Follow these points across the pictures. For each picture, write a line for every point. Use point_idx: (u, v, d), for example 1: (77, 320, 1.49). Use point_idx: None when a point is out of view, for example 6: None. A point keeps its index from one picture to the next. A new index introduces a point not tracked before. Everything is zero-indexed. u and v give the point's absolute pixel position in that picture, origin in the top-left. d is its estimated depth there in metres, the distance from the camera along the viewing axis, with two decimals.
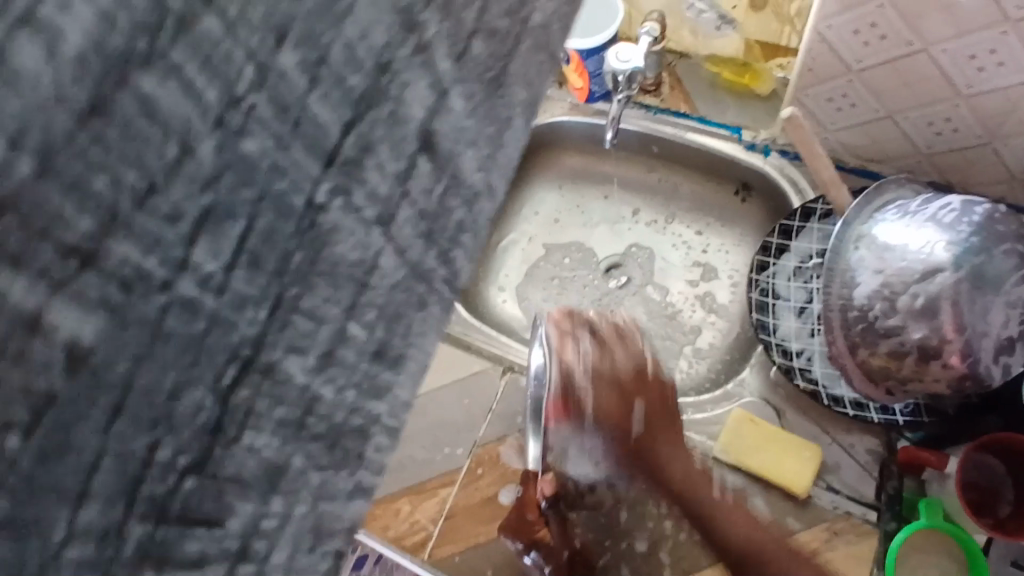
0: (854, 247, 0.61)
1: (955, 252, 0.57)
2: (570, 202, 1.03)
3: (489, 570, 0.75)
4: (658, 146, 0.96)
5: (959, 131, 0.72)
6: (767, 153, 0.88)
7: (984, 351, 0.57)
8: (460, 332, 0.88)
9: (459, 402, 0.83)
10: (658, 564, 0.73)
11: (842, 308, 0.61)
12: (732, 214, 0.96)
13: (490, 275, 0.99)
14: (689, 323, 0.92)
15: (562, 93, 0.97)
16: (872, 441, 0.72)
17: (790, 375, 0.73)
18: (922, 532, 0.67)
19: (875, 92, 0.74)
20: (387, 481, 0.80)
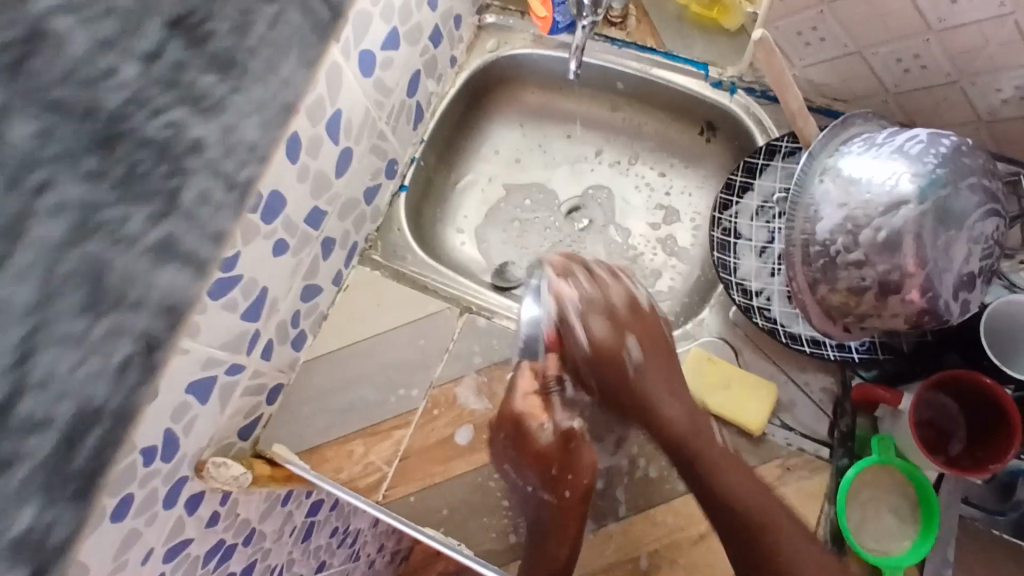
0: (819, 180, 0.61)
1: (920, 184, 0.55)
2: (531, 141, 1.00)
3: (444, 509, 0.74)
4: (623, 83, 0.92)
5: (927, 68, 0.71)
6: (732, 91, 0.85)
7: (944, 286, 0.56)
8: (416, 273, 0.85)
9: (413, 343, 0.80)
10: (613, 500, 0.72)
11: (804, 243, 0.61)
12: (697, 156, 0.94)
13: (448, 216, 0.96)
14: (650, 266, 0.92)
15: (524, 24, 0.93)
16: (826, 379, 0.72)
17: (749, 314, 0.72)
18: (875, 469, 0.68)
19: (845, 24, 0.72)
20: (340, 424, 0.78)
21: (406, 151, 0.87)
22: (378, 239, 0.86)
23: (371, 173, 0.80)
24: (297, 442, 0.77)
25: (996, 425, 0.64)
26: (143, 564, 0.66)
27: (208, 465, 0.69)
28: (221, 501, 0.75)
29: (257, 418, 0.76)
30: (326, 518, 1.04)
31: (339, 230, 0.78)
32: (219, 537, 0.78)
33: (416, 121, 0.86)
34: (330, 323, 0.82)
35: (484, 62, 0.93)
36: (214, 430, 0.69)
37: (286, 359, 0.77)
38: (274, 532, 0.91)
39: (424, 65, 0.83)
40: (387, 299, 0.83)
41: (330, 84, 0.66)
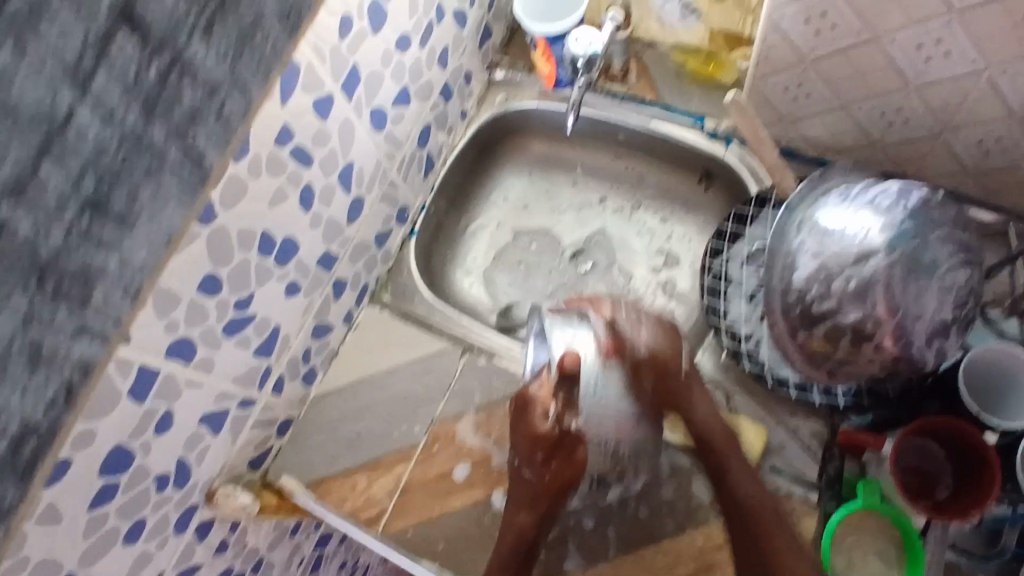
0: (797, 232, 0.64)
1: (889, 236, 0.59)
2: (538, 188, 1.04)
3: (440, 542, 0.77)
4: (624, 134, 0.97)
5: (910, 121, 0.74)
6: (728, 142, 0.89)
7: (915, 334, 0.59)
8: (423, 313, 0.89)
9: (418, 379, 0.84)
10: (604, 539, 0.73)
11: (783, 291, 0.63)
12: (697, 204, 0.97)
13: (458, 258, 1.01)
14: (650, 309, 0.95)
15: (531, 80, 0.98)
16: (816, 424, 0.74)
17: (737, 358, 0.75)
18: (859, 513, 0.69)
19: (829, 82, 0.75)
20: (344, 457, 0.82)
21: (417, 198, 0.92)
22: (389, 280, 0.91)
23: (383, 220, 0.86)
24: (304, 473, 0.81)
25: (982, 478, 0.65)
26: None
27: (218, 493, 0.74)
28: (230, 529, 0.79)
29: (267, 449, 0.80)
30: (335, 552, 1.07)
31: (351, 272, 0.83)
32: (227, 565, 0.82)
33: (426, 169, 0.92)
34: (341, 359, 0.86)
35: (492, 115, 0.98)
36: (225, 460, 0.74)
37: (296, 392, 0.81)
38: (282, 563, 0.94)
39: (434, 119, 0.89)
40: (394, 337, 0.87)
41: (342, 139, 0.72)
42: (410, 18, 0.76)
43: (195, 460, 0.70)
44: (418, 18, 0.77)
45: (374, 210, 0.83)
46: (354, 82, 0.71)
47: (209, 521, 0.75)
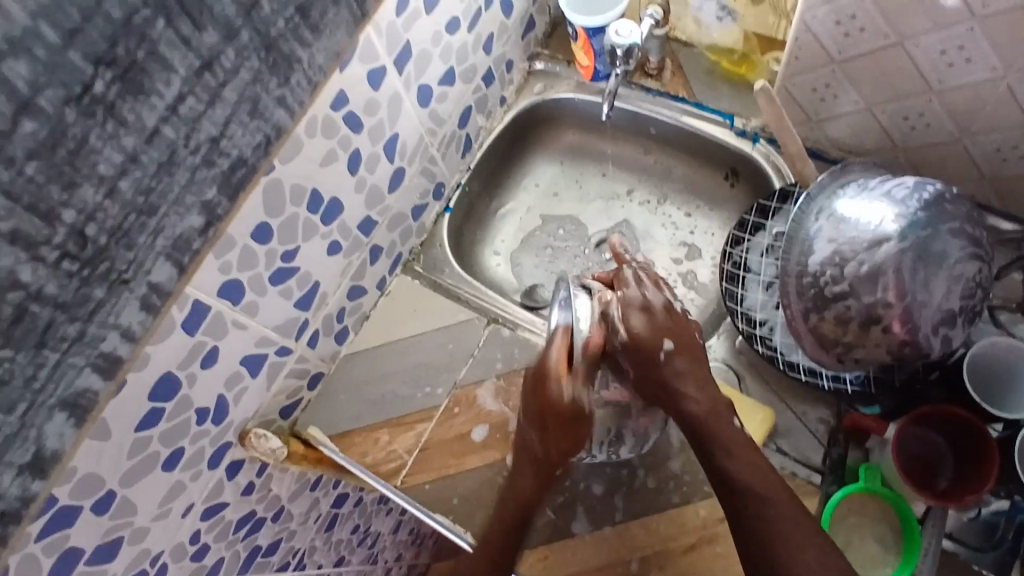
0: (815, 219, 0.67)
1: (902, 224, 0.61)
2: (569, 177, 1.08)
3: (453, 499, 0.81)
4: (655, 128, 1.00)
5: (932, 126, 0.77)
6: (755, 140, 0.92)
7: (923, 319, 0.61)
8: (451, 284, 0.93)
9: (443, 346, 0.88)
10: (612, 505, 0.77)
11: (799, 274, 0.67)
12: (721, 200, 1.00)
13: (488, 238, 1.05)
14: (669, 298, 0.98)
15: (570, 72, 1.03)
16: (824, 411, 0.77)
17: (751, 342, 0.78)
18: (863, 497, 0.71)
19: (856, 84, 0.78)
20: (368, 413, 0.86)
21: (453, 176, 0.97)
22: (421, 252, 0.96)
23: (420, 193, 0.90)
24: (329, 426, 0.86)
25: (981, 464, 0.67)
26: (183, 517, 0.75)
27: (250, 435, 0.78)
28: (257, 472, 0.83)
29: (297, 400, 0.85)
30: (350, 514, 1.11)
31: (387, 240, 0.88)
32: (251, 507, 0.86)
33: (464, 149, 0.97)
34: (371, 322, 0.91)
35: (530, 103, 1.02)
36: (258, 404, 0.79)
37: (328, 349, 0.86)
38: (301, 516, 0.98)
39: (475, 102, 0.94)
40: (423, 305, 0.92)
41: (390, 110, 0.77)
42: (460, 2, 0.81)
43: (233, 400, 0.74)
44: (468, 3, 0.82)
45: (413, 182, 0.87)
46: (405, 57, 0.76)
47: (240, 461, 0.80)
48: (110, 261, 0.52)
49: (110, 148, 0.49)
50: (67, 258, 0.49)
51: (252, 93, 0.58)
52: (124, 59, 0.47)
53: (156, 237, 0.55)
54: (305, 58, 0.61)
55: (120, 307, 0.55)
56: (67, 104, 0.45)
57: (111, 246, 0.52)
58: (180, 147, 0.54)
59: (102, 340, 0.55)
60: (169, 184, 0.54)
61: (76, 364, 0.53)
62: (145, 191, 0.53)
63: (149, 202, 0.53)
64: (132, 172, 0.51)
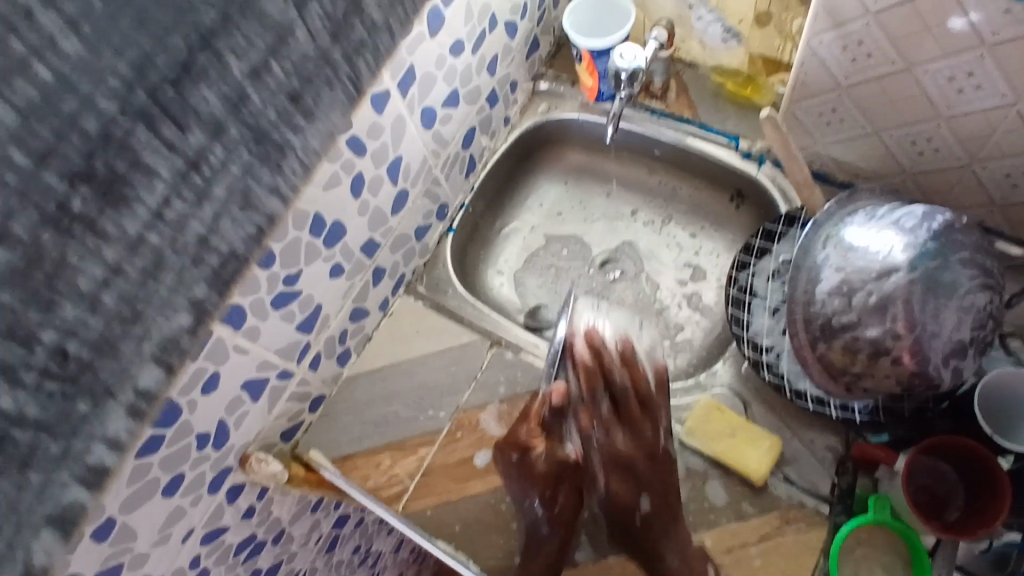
0: (822, 247, 0.67)
1: (911, 255, 0.61)
2: (573, 197, 1.08)
3: (457, 525, 0.80)
4: (659, 149, 1.00)
5: (940, 151, 0.77)
6: (761, 162, 0.92)
7: (933, 351, 0.61)
8: (454, 306, 0.93)
9: (446, 368, 0.88)
10: (616, 533, 0.76)
11: (806, 302, 0.67)
12: (727, 221, 1.00)
13: (491, 258, 1.05)
14: (674, 320, 0.97)
15: (573, 92, 1.02)
16: (831, 439, 0.76)
17: (757, 368, 0.77)
18: (871, 528, 0.70)
19: (862, 109, 0.78)
20: (370, 436, 0.85)
21: (457, 197, 0.96)
22: (425, 273, 0.95)
23: (424, 214, 0.90)
24: (331, 449, 0.85)
25: (989, 498, 0.67)
26: (183, 543, 0.74)
27: (252, 459, 0.77)
28: (258, 496, 0.83)
29: (299, 423, 0.84)
30: (351, 534, 1.10)
31: (391, 261, 0.87)
32: (251, 531, 0.85)
33: (469, 170, 0.96)
34: (374, 343, 0.90)
35: (534, 123, 1.02)
36: (260, 428, 0.78)
37: (331, 371, 0.85)
38: (302, 538, 0.97)
39: (480, 123, 0.94)
40: (426, 326, 0.91)
41: (395, 133, 0.77)
42: (465, 25, 0.81)
43: (235, 424, 0.73)
44: (473, 26, 0.82)
45: (418, 204, 0.87)
46: (409, 80, 0.76)
47: (241, 485, 0.79)
48: (93, 373, 0.53)
49: (85, 262, 0.49)
50: (47, 377, 0.50)
51: (242, 186, 0.59)
52: (103, 172, 0.48)
53: (141, 343, 0.56)
54: (320, 116, 0.64)
55: (104, 417, 0.56)
56: (43, 225, 0.46)
57: (94, 360, 0.53)
58: (165, 250, 0.54)
59: (88, 453, 0.56)
60: (155, 289, 0.55)
61: (61, 477, 0.54)
62: (127, 298, 0.53)
63: (133, 308, 0.54)
64: (114, 283, 0.52)
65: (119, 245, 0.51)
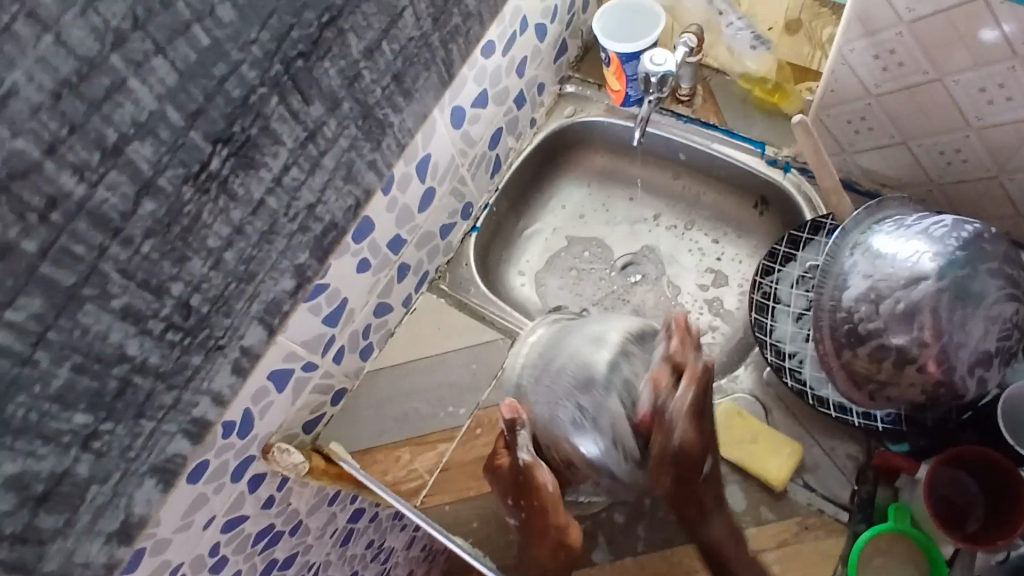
0: (850, 253, 0.67)
1: (940, 263, 0.61)
2: (596, 200, 1.08)
3: (474, 521, 0.81)
4: (685, 154, 1.00)
5: (969, 161, 0.77)
6: (787, 169, 0.92)
7: (959, 360, 0.61)
8: (477, 304, 0.93)
9: (468, 365, 0.89)
10: (633, 534, 0.76)
11: (833, 309, 0.67)
12: (750, 228, 1.00)
13: (513, 259, 1.05)
14: (695, 324, 0.98)
15: (600, 95, 1.03)
16: (852, 447, 0.76)
17: (780, 373, 0.77)
18: (891, 538, 0.70)
19: (892, 118, 0.78)
20: (390, 431, 0.86)
21: (482, 196, 0.97)
22: (448, 271, 0.96)
23: (449, 212, 0.91)
24: (351, 442, 0.86)
25: (1011, 510, 0.66)
26: (204, 529, 0.75)
27: (274, 449, 0.78)
28: (278, 486, 0.83)
29: (320, 415, 0.85)
30: (365, 529, 1.10)
31: (415, 258, 0.88)
32: (270, 521, 0.86)
33: (494, 170, 0.97)
34: (396, 339, 0.91)
35: (560, 125, 1.03)
36: (283, 419, 0.79)
37: (353, 365, 0.86)
38: (317, 530, 0.98)
39: (506, 124, 0.94)
40: (448, 323, 0.92)
41: (425, 131, 0.78)
42: (497, 26, 0.81)
43: (259, 414, 0.74)
44: (504, 27, 0.83)
45: (443, 201, 0.88)
46: (442, 80, 0.76)
47: (262, 475, 0.80)
48: (209, 330, 0.61)
49: (216, 222, 0.57)
50: (172, 327, 0.57)
51: (348, 158, 0.67)
52: (239, 135, 0.55)
53: (251, 302, 0.64)
54: (355, 111, 0.65)
55: (213, 373, 0.63)
56: (185, 181, 0.53)
57: (211, 314, 0.60)
58: (280, 215, 0.63)
59: (195, 407, 0.63)
60: (268, 250, 0.63)
61: (120, 463, 0.59)
62: (246, 260, 0.61)
63: (249, 269, 0.62)
64: (236, 243, 0.60)
65: (241, 207, 0.58)
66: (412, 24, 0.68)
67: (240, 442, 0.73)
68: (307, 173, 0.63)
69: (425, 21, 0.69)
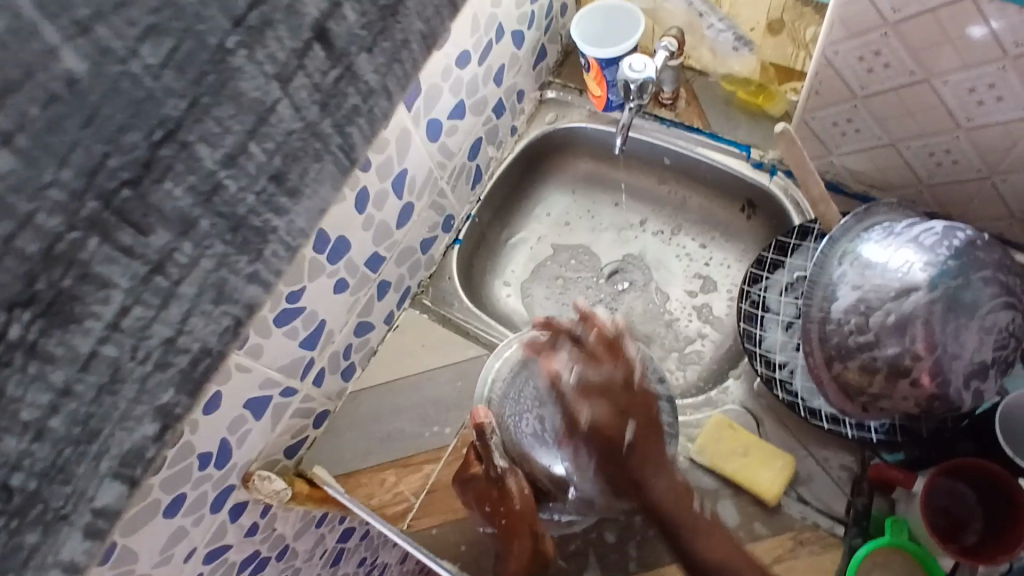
0: (838, 262, 0.66)
1: (931, 273, 0.59)
2: (580, 207, 1.06)
3: (462, 544, 0.80)
4: (669, 158, 0.98)
5: (959, 163, 0.75)
6: (773, 172, 0.90)
7: (953, 373, 0.59)
8: (461, 319, 0.92)
9: (452, 383, 0.87)
10: (625, 554, 0.75)
11: (821, 319, 0.65)
12: (737, 231, 0.98)
13: (497, 269, 1.03)
14: (684, 332, 0.96)
15: (581, 101, 1.01)
16: (846, 457, 0.74)
17: (770, 385, 0.76)
18: (887, 551, 0.68)
19: (879, 120, 0.76)
20: (375, 453, 0.84)
21: (463, 207, 0.95)
22: (430, 285, 0.94)
23: (429, 226, 0.89)
24: (335, 465, 0.84)
25: (1012, 521, 0.65)
26: (184, 563, 0.73)
27: (254, 477, 0.76)
28: (261, 513, 0.81)
29: (301, 439, 0.83)
30: (355, 547, 1.08)
31: (395, 274, 0.86)
32: (254, 548, 0.84)
33: (474, 180, 0.95)
34: (378, 358, 0.89)
35: (541, 132, 1.01)
36: (262, 446, 0.77)
37: (335, 387, 0.84)
38: (306, 553, 0.95)
39: (486, 133, 0.92)
40: (431, 340, 0.90)
41: (400, 146, 0.76)
42: (471, 34, 0.79)
43: (236, 442, 0.72)
44: (479, 36, 0.81)
45: (422, 216, 0.86)
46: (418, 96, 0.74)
47: (242, 503, 0.77)
48: (43, 506, 0.48)
49: (29, 390, 0.45)
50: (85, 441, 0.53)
51: (217, 278, 0.54)
52: (48, 291, 0.44)
53: (97, 462, 0.51)
54: None
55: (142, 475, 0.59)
56: None
57: (42, 488, 0.48)
58: (122, 359, 0.50)
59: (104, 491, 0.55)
60: (109, 403, 0.50)
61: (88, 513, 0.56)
62: (80, 420, 0.49)
63: None
64: (64, 408, 0.47)
65: (100, 368, 0.49)
66: (289, 116, 0.54)
67: (218, 474, 0.71)
68: (181, 317, 0.52)
69: (307, 109, 0.55)
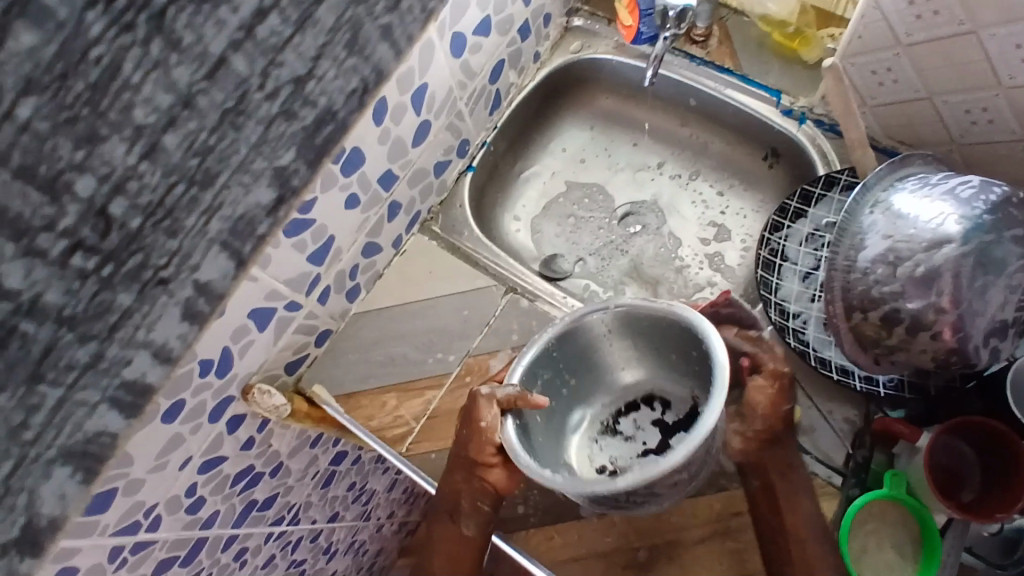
0: (869, 211, 0.64)
1: (965, 227, 0.58)
2: (598, 144, 1.03)
3: None
4: (695, 99, 0.95)
5: (994, 122, 0.73)
6: (801, 121, 0.87)
7: (975, 329, 0.59)
8: (470, 248, 0.89)
9: (458, 313, 0.85)
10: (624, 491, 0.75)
11: (846, 269, 0.64)
12: (758, 179, 0.96)
13: (508, 203, 1.01)
14: (695, 279, 0.94)
15: (609, 31, 0.97)
16: (851, 412, 0.74)
17: (782, 334, 0.75)
18: (883, 504, 0.70)
19: (918, 69, 0.74)
20: (377, 374, 0.83)
21: (479, 134, 0.92)
22: (440, 212, 0.91)
23: (444, 148, 0.85)
24: (335, 385, 0.83)
25: (1011, 481, 0.65)
26: (180, 470, 0.72)
27: (254, 390, 0.74)
28: (258, 428, 0.80)
29: (304, 356, 0.81)
30: (348, 471, 1.08)
31: (407, 196, 0.83)
32: (249, 462, 0.83)
33: (493, 106, 0.91)
34: (384, 281, 0.87)
35: (565, 61, 0.97)
36: (265, 357, 0.75)
37: (340, 307, 0.82)
38: (299, 472, 0.95)
39: (509, 55, 0.88)
40: (439, 266, 0.88)
41: (422, 58, 0.72)
42: None
43: (239, 352, 0.70)
44: None
45: (439, 136, 0.83)
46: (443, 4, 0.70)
47: (239, 416, 0.76)
48: (143, 253, 0.52)
49: (152, 88, 0.47)
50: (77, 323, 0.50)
51: (353, 17, 0.59)
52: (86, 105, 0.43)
53: (210, 216, 0.55)
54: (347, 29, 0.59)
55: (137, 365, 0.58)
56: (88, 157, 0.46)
57: (146, 230, 0.51)
58: (250, 84, 0.53)
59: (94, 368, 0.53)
60: (232, 137, 0.54)
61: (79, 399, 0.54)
62: (202, 152, 0.52)
63: (151, 221, 0.51)
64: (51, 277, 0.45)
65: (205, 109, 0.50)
66: None
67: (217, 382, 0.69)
68: (314, 53, 0.57)
69: None
